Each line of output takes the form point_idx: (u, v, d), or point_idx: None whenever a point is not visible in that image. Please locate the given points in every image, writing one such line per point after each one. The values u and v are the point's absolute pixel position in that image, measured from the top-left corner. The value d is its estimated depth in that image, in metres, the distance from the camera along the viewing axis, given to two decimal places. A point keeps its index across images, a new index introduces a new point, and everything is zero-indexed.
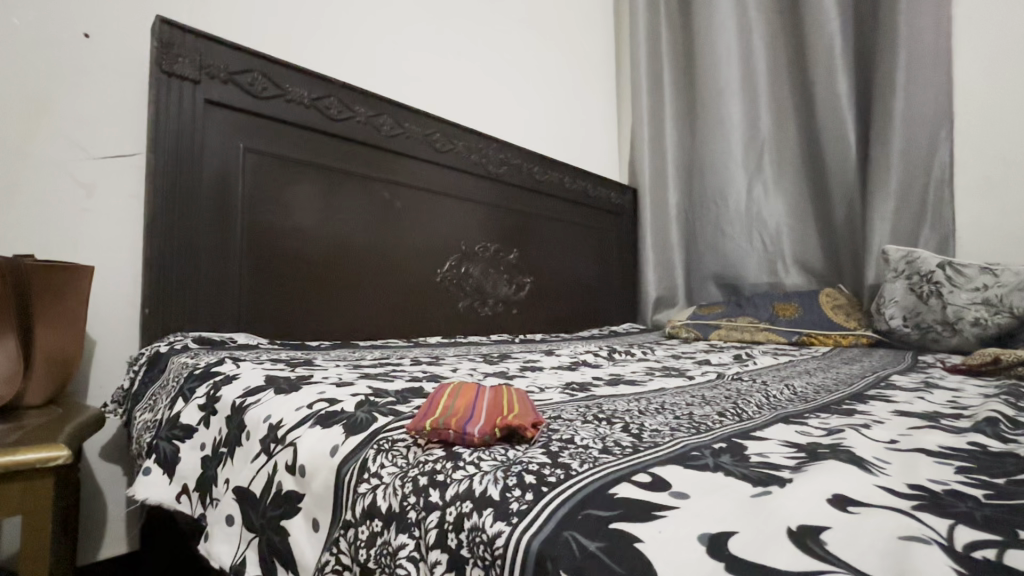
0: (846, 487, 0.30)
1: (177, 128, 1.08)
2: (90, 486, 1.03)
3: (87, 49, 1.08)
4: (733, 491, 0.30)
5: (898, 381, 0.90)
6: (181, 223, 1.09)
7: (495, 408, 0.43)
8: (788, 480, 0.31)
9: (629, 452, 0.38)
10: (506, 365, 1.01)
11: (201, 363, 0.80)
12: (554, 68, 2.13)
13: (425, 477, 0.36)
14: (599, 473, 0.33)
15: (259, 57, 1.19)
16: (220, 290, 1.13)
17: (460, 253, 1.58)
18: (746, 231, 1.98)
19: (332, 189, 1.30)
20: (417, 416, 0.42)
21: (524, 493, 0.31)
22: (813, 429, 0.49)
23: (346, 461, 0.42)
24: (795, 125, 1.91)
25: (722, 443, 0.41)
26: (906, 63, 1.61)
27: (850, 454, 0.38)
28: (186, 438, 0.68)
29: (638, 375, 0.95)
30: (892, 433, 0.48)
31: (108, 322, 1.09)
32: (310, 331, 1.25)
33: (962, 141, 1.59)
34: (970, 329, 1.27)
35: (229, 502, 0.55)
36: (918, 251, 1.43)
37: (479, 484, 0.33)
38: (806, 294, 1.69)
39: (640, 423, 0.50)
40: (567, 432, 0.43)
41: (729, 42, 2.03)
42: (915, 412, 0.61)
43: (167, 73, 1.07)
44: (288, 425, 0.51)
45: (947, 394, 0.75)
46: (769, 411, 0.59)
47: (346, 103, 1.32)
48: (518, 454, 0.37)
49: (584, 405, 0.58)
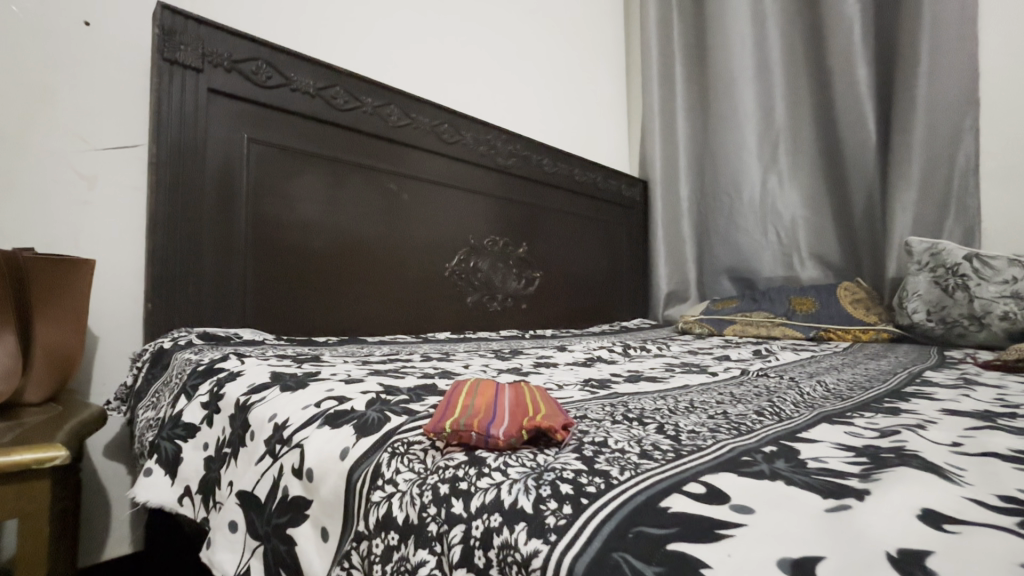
0: (933, 499, 0.26)
1: (179, 117, 1.05)
2: (92, 486, 1.01)
3: (87, 37, 1.05)
4: (803, 504, 0.26)
5: (933, 377, 0.86)
6: (185, 216, 1.06)
7: (519, 407, 0.39)
8: (864, 491, 0.27)
9: (671, 457, 0.34)
10: (519, 361, 0.97)
11: (205, 359, 0.77)
12: (563, 58, 2.09)
13: (446, 485, 0.32)
14: (644, 481, 0.29)
15: (263, 45, 1.15)
16: (225, 284, 1.10)
17: (469, 247, 1.54)
18: (760, 223, 1.93)
19: (337, 181, 1.27)
20: (434, 417, 0.38)
21: (561, 506, 0.27)
22: (863, 429, 0.45)
23: (357, 465, 0.39)
24: (812, 112, 1.85)
25: (772, 447, 0.37)
26: (929, 49, 1.54)
27: (918, 460, 0.34)
28: (189, 437, 0.65)
29: (658, 372, 0.91)
30: (953, 435, 0.44)
31: (111, 318, 1.06)
32: (316, 327, 1.22)
33: (989, 128, 1.52)
34: (998, 324, 1.22)
35: (232, 507, 0.51)
36: (943, 243, 1.37)
37: (509, 494, 0.29)
38: (822, 287, 1.64)
39: (674, 423, 0.46)
40: (599, 434, 0.39)
41: (743, 30, 1.96)
42: (965, 411, 0.57)
43: (169, 60, 1.03)
44: (294, 425, 0.48)
45: (993, 391, 0.71)
46: (809, 410, 0.55)
47: (352, 92, 1.29)
48: (548, 461, 0.34)
49: (609, 404, 0.54)
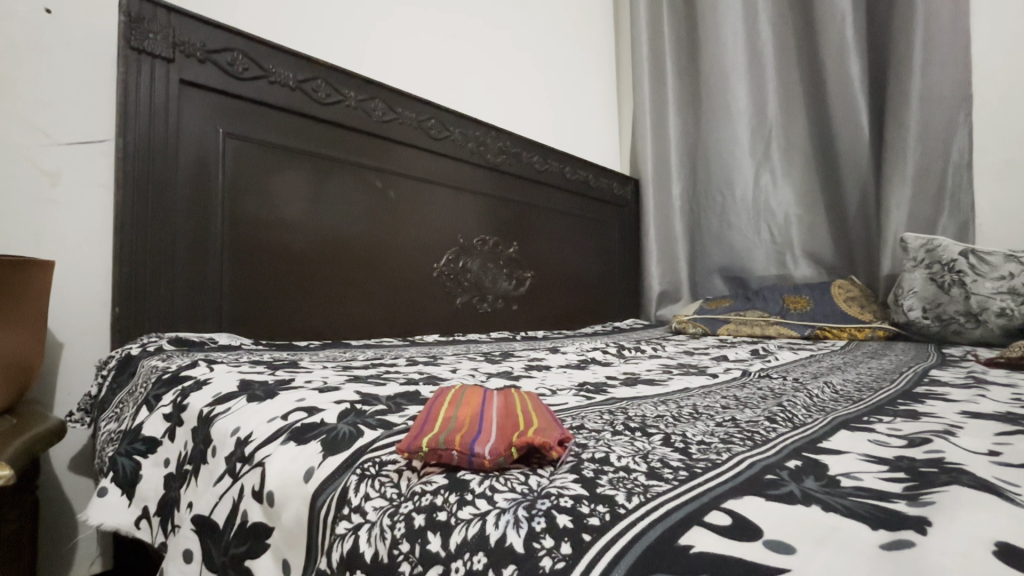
0: (1006, 530, 0.22)
1: (149, 113, 0.99)
2: (54, 505, 0.94)
3: (49, 25, 0.99)
4: (853, 540, 0.21)
5: (939, 376, 0.82)
6: (156, 214, 1.00)
7: (509, 421, 0.34)
8: (923, 519, 0.23)
9: (685, 476, 0.30)
10: (510, 364, 0.93)
11: (171, 366, 0.71)
12: (552, 53, 2.05)
13: (421, 515, 0.27)
14: (657, 510, 0.24)
15: (238, 34, 1.09)
16: (201, 286, 1.04)
17: (458, 246, 1.49)
18: (753, 221, 1.89)
19: (319, 178, 1.21)
20: (411, 431, 0.33)
21: (558, 544, 0.23)
22: (888, 437, 0.41)
23: (322, 489, 0.34)
24: (804, 108, 1.82)
25: (796, 461, 0.33)
26: (923, 42, 1.52)
27: (965, 476, 0.30)
28: (150, 453, 0.59)
29: (656, 374, 0.87)
30: (987, 442, 0.40)
31: (76, 323, 1.00)
32: (298, 330, 1.16)
33: (980, 123, 1.51)
34: (995, 321, 1.19)
35: (187, 534, 0.46)
36: (938, 238, 1.35)
37: (494, 529, 0.24)
38: (817, 285, 1.60)
39: (681, 432, 0.41)
40: (599, 449, 0.35)
41: (735, 24, 1.92)
42: (985, 412, 0.53)
43: (136, 49, 0.97)
44: (256, 440, 0.43)
45: (1008, 391, 0.67)
46: (823, 415, 0.50)
47: (334, 85, 1.23)
48: (542, 485, 0.29)
49: (608, 411, 0.50)
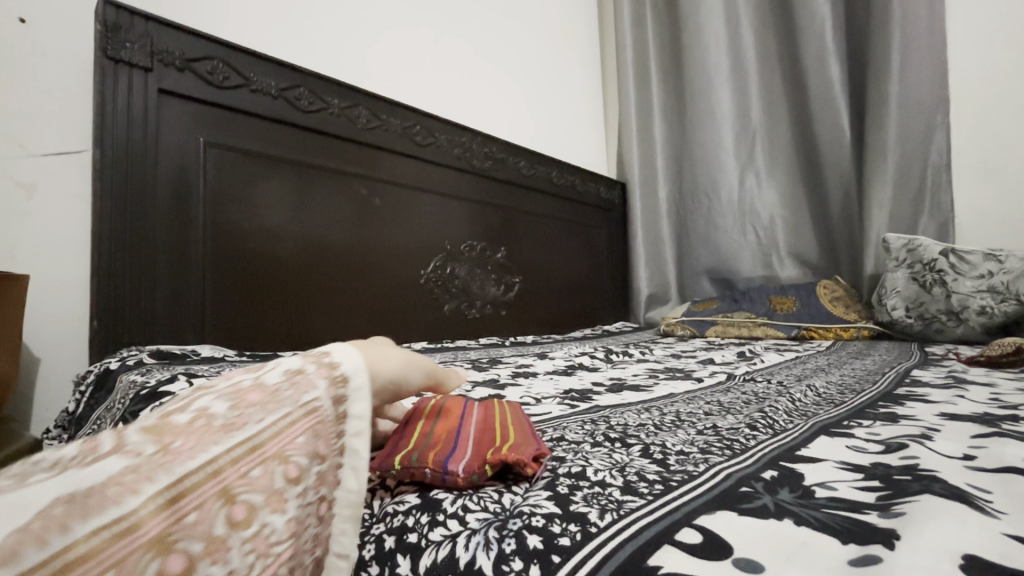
0: (972, 542, 0.22)
1: (127, 122, 0.98)
2: None
3: (25, 34, 0.97)
4: (822, 557, 0.21)
5: (921, 377, 0.83)
6: (134, 224, 0.98)
7: (485, 437, 0.34)
8: (893, 534, 0.23)
9: (659, 491, 0.29)
10: (497, 372, 0.92)
11: (150, 381, 0.70)
12: (537, 59, 2.06)
13: (392, 537, 0.27)
14: (630, 528, 0.24)
15: (219, 42, 1.08)
16: (181, 297, 1.02)
17: (446, 252, 1.49)
18: (738, 222, 1.91)
19: (303, 186, 1.20)
20: (386, 448, 0.33)
21: (526, 567, 0.22)
22: (866, 443, 0.41)
23: None
24: (787, 112, 1.84)
25: (773, 472, 0.33)
26: (900, 47, 1.54)
27: (938, 484, 0.30)
28: None
29: (642, 379, 0.87)
30: (963, 446, 0.40)
31: (52, 337, 0.98)
32: (283, 339, 1.15)
33: (959, 124, 1.53)
34: (975, 318, 1.20)
35: None
36: (919, 239, 1.36)
37: (463, 551, 0.24)
38: (803, 285, 1.62)
39: (661, 442, 0.41)
40: (576, 462, 0.34)
41: (717, 29, 1.94)
42: (963, 414, 0.53)
43: (113, 58, 0.96)
44: None
45: (987, 391, 0.67)
46: (804, 421, 0.51)
47: (319, 93, 1.23)
48: (515, 503, 0.28)
49: (590, 421, 0.50)
